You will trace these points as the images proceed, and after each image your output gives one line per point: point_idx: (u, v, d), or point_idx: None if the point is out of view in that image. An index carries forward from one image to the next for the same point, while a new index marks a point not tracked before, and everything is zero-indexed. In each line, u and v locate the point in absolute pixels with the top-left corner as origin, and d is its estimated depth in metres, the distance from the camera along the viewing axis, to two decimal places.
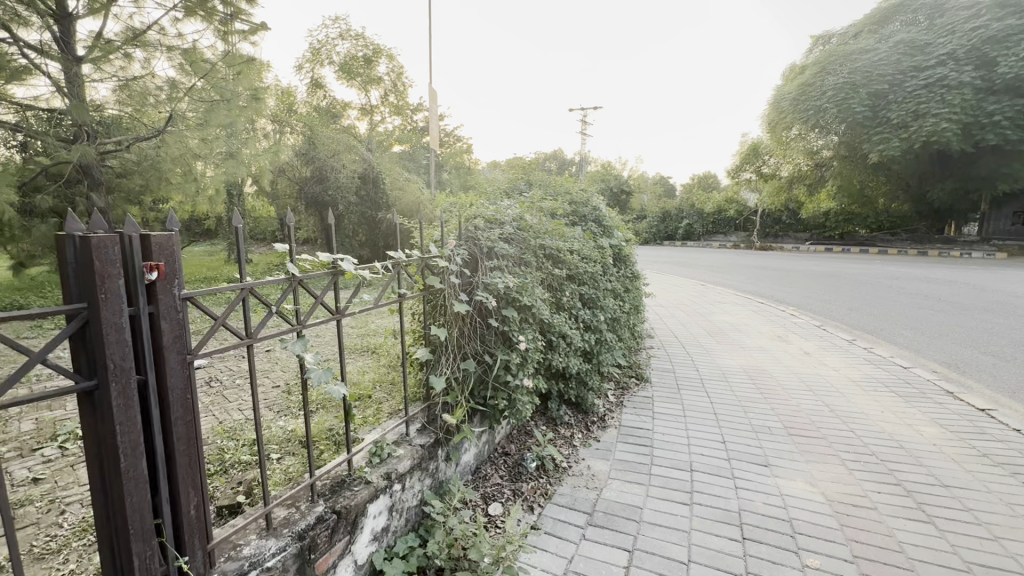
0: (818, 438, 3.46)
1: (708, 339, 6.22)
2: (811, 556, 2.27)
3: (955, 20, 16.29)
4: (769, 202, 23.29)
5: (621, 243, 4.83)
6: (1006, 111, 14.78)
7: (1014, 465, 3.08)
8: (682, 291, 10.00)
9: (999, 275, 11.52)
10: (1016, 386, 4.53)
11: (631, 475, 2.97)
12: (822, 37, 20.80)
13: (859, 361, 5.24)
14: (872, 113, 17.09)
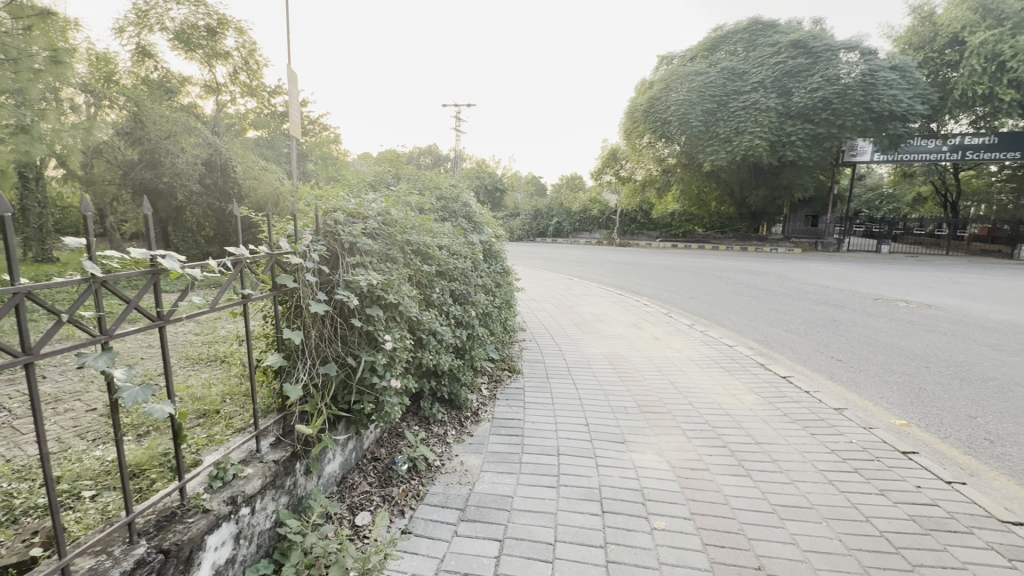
0: (665, 413, 3.90)
1: (574, 329, 6.64)
2: (658, 519, 2.55)
3: (764, 55, 19.55)
4: (626, 203, 25.76)
5: (491, 239, 4.90)
6: (799, 133, 18.17)
7: (805, 420, 3.80)
8: (551, 285, 10.52)
9: (796, 266, 14.15)
10: (807, 355, 5.61)
11: (503, 465, 3.05)
12: (666, 58, 23.44)
13: (697, 342, 6.05)
14: (705, 128, 19.64)
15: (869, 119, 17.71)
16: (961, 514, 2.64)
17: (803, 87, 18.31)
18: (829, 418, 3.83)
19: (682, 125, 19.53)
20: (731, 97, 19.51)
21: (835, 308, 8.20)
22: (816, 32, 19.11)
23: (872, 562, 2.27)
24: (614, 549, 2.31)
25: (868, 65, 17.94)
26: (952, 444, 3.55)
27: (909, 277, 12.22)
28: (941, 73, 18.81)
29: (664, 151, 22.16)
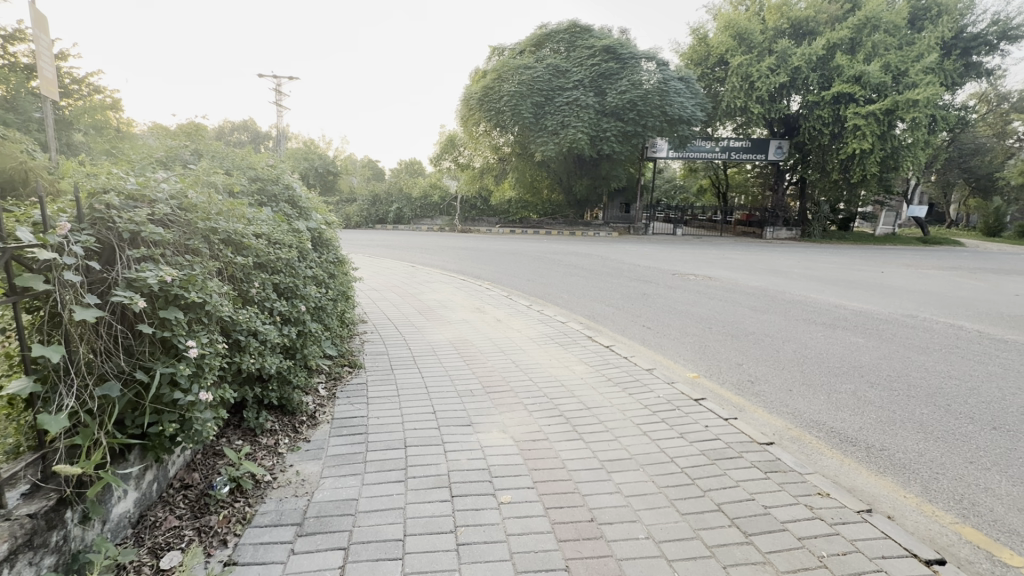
0: (508, 391, 4.09)
1: (418, 317, 6.53)
2: (505, 493, 2.67)
3: (582, 56, 21.45)
4: (466, 190, 26.23)
5: (320, 226, 4.49)
6: (613, 130, 20.54)
7: (625, 382, 4.36)
8: (392, 273, 10.14)
9: (615, 248, 16.02)
10: (625, 326, 6.42)
11: (346, 467, 2.87)
12: (498, 49, 24.17)
13: (534, 321, 6.46)
14: (535, 119, 20.86)
15: (664, 121, 20.81)
16: (735, 442, 3.31)
17: (614, 89, 20.71)
18: (642, 378, 4.45)
19: (515, 116, 20.42)
20: (556, 93, 21.10)
21: (645, 283, 9.51)
22: (623, 41, 21.60)
23: (677, 495, 2.71)
24: (464, 532, 2.35)
25: (662, 74, 20.98)
26: (728, 388, 4.43)
27: (695, 254, 14.78)
28: (713, 87, 23.06)
29: (500, 139, 23.08)
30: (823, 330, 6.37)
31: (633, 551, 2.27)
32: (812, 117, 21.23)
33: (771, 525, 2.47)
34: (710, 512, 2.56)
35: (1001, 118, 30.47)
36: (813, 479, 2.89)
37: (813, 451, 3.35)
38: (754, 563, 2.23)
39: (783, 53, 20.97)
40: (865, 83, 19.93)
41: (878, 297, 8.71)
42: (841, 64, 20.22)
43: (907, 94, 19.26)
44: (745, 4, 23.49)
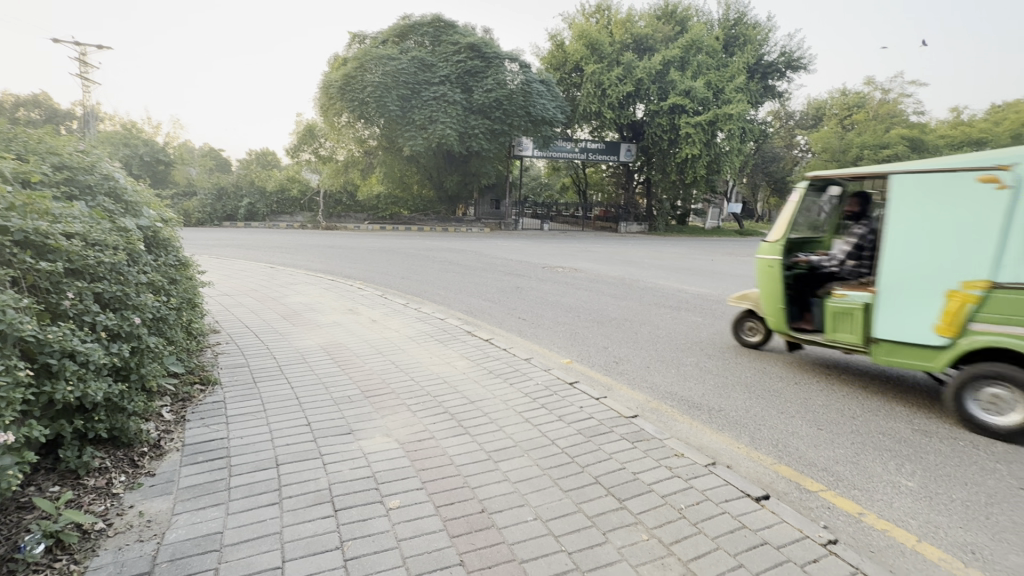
0: (388, 393, 3.96)
1: (282, 323, 5.94)
2: (393, 498, 2.58)
3: (447, 51, 21.35)
4: (329, 183, 24.54)
5: (154, 224, 3.83)
6: (481, 128, 20.92)
7: (505, 373, 4.50)
8: (248, 276, 9.07)
9: (488, 243, 16.35)
10: (502, 319, 6.60)
11: (205, 498, 2.52)
12: (359, 36, 22.98)
13: (412, 320, 6.32)
14: (402, 112, 20.32)
15: (528, 121, 21.84)
16: (605, 418, 3.63)
17: (481, 87, 21.10)
18: (521, 367, 4.63)
19: (379, 108, 19.66)
20: (423, 86, 20.70)
21: (519, 277, 9.87)
22: (487, 40, 21.99)
23: (560, 475, 2.88)
24: (351, 545, 2.22)
25: (525, 76, 21.87)
26: (598, 370, 4.82)
27: (562, 248, 15.76)
28: (570, 91, 24.70)
29: (365, 132, 22.06)
30: (671, 312, 7.27)
31: (522, 535, 2.37)
32: (654, 124, 23.93)
33: (640, 489, 2.76)
34: (588, 486, 2.78)
35: (789, 132, 37.65)
36: (670, 443, 3.29)
37: (669, 419, 3.81)
38: (628, 524, 2.47)
39: (629, 65, 23.34)
40: (693, 97, 23.11)
41: (711, 281, 10.20)
42: (674, 79, 23.08)
43: (724, 109, 22.83)
44: (595, 16, 25.44)
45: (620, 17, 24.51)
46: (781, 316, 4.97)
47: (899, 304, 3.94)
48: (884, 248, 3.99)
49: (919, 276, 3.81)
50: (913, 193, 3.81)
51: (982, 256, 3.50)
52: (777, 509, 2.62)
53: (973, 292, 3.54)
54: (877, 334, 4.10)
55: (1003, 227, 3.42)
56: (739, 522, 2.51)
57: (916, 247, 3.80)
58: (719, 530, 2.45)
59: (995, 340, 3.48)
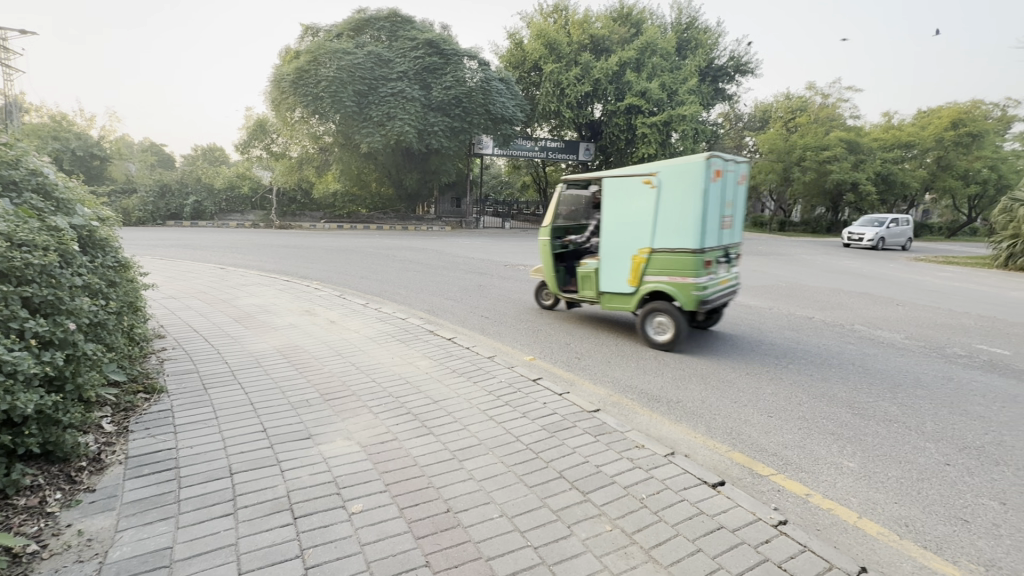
0: (349, 395, 3.86)
1: (234, 326, 5.68)
2: (355, 503, 2.52)
3: (404, 46, 20.99)
4: (283, 180, 23.70)
5: (89, 223, 3.57)
6: (440, 125, 20.70)
7: (468, 372, 4.48)
8: (195, 277, 8.62)
9: (449, 242, 16.24)
10: (465, 317, 6.58)
11: (152, 512, 2.38)
12: (312, 28, 22.27)
13: (372, 320, 6.19)
14: (358, 108, 19.87)
15: (488, 119, 21.81)
16: (568, 413, 3.69)
17: (439, 84, 20.87)
18: (484, 365, 4.63)
19: (335, 104, 19.13)
20: (380, 82, 20.27)
21: (480, 275, 9.86)
22: (445, 36, 21.78)
23: (524, 471, 2.91)
24: (312, 553, 2.16)
25: (484, 73, 21.81)
26: (560, 366, 4.88)
27: (523, 246, 15.85)
28: (529, 90, 24.86)
29: (319, 128, 21.37)
30: None
31: (488, 532, 2.37)
32: (611, 123, 24.41)
33: (603, 481, 2.82)
34: (553, 480, 2.81)
35: (738, 133, 39.30)
36: (631, 435, 3.37)
37: (630, 412, 3.91)
38: (593, 516, 2.52)
39: (586, 65, 23.70)
40: (648, 98, 23.73)
41: None
42: (630, 80, 23.58)
43: (678, 110, 23.54)
44: (553, 16, 25.66)
45: (577, 17, 24.83)
46: (556, 282, 6.66)
47: (612, 266, 5.84)
48: (603, 229, 5.85)
49: (621, 246, 5.70)
50: (612, 191, 5.67)
51: (646, 234, 5.46)
52: (732, 494, 2.74)
53: (645, 255, 5.49)
54: (603, 289, 5.97)
55: (653, 214, 5.37)
56: (697, 509, 2.61)
57: (618, 227, 5.69)
58: (679, 517, 2.53)
59: (655, 285, 5.45)
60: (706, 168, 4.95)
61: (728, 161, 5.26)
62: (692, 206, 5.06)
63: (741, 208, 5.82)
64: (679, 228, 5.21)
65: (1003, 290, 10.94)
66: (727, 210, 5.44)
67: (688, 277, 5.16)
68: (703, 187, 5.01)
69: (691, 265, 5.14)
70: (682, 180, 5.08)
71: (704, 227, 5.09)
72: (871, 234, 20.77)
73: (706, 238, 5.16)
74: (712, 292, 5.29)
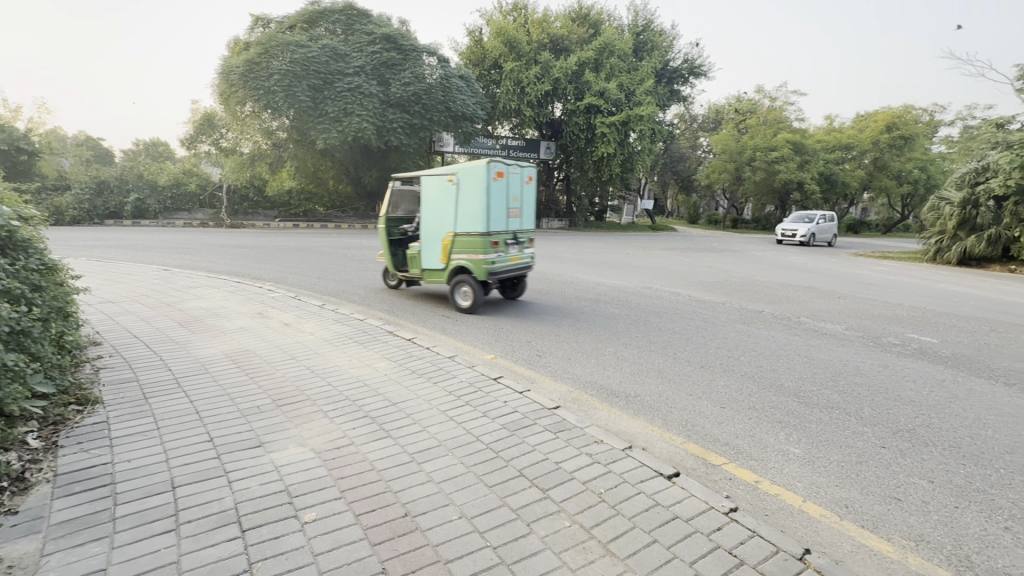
0: (303, 400, 3.74)
1: (179, 331, 5.38)
2: (308, 512, 2.44)
3: (361, 41, 20.47)
4: (233, 177, 22.72)
5: (10, 222, 3.28)
6: (399, 122, 20.31)
7: (428, 372, 4.43)
8: (136, 280, 8.12)
9: None
10: (425, 317, 6.49)
11: (84, 532, 2.22)
12: (262, 19, 21.41)
13: (328, 322, 6.01)
14: (313, 104, 19.26)
15: (448, 116, 21.59)
16: (528, 411, 3.70)
17: (398, 80, 20.47)
18: (445, 366, 4.58)
19: (288, 98, 18.47)
20: (336, 77, 19.62)
21: None
22: (403, 32, 21.40)
23: (484, 470, 2.89)
24: (262, 566, 2.07)
25: (444, 70, 21.56)
26: (521, 364, 4.89)
27: None
28: (490, 88, 24.82)
29: (272, 123, 20.58)
30: (590, 304, 7.56)
31: (446, 535, 2.34)
32: (571, 123, 24.72)
33: (562, 478, 2.84)
34: (513, 479, 2.81)
35: (693, 134, 40.58)
36: (591, 431, 3.41)
37: (589, 407, 3.96)
38: (552, 513, 2.54)
39: (546, 64, 23.85)
40: (607, 98, 24.11)
41: (626, 274, 10.75)
42: (589, 80, 23.91)
43: (635, 110, 24.04)
44: (512, 15, 25.68)
45: (536, 16, 24.93)
46: (392, 263, 7.98)
47: (429, 247, 7.22)
48: (423, 217, 7.18)
49: (434, 231, 7.07)
50: (426, 186, 6.98)
51: (450, 221, 6.88)
52: (686, 484, 2.82)
53: (451, 237, 6.90)
54: (424, 266, 7.35)
55: (453, 206, 6.81)
56: (653, 501, 2.67)
57: (432, 216, 7.05)
58: (635, 510, 2.59)
59: (458, 261, 6.90)
60: (486, 170, 6.42)
61: (510, 165, 6.77)
62: (479, 199, 6.54)
63: (529, 202, 7.40)
64: (470, 216, 6.70)
65: (931, 283, 11.79)
66: (512, 203, 6.97)
67: (479, 255, 6.64)
68: (485, 185, 6.49)
69: (481, 245, 6.63)
70: (472, 179, 6.50)
71: (488, 215, 6.59)
72: (803, 231, 21.76)
73: (491, 224, 6.67)
74: (501, 266, 6.81)
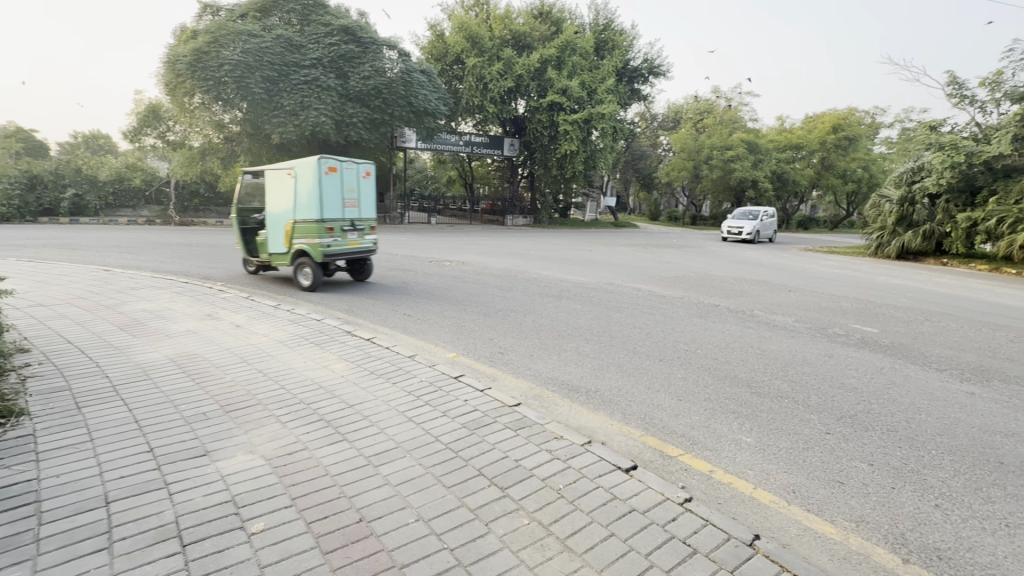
0: (253, 405, 3.58)
1: (119, 336, 5.05)
2: (255, 522, 2.33)
3: (318, 32, 19.84)
4: (182, 173, 21.65)
5: None
6: (359, 116, 19.79)
7: (387, 372, 4.34)
8: (73, 281, 7.59)
9: None
10: (386, 316, 6.37)
11: (2, 557, 2.04)
12: (211, 6, 20.40)
13: (283, 323, 5.79)
14: (267, 96, 18.53)
15: (409, 111, 21.20)
16: (488, 409, 3.67)
17: (357, 73, 19.96)
18: (404, 365, 4.50)
19: (240, 90, 17.68)
20: (291, 69, 18.96)
21: (403, 272, 9.60)
22: (362, 24, 20.86)
23: (442, 471, 2.85)
24: None
25: (404, 64, 21.15)
26: (483, 361, 4.86)
27: (449, 242, 15.67)
28: (452, 84, 24.58)
29: (224, 116, 19.70)
30: (553, 301, 7.60)
31: (402, 539, 2.28)
32: (534, 120, 24.88)
33: (521, 475, 2.83)
34: (472, 479, 2.78)
35: (653, 133, 41.47)
36: (550, 427, 3.42)
37: (550, 403, 3.97)
38: (510, 511, 2.52)
39: (508, 61, 23.80)
40: (569, 95, 24.24)
41: (588, 270, 10.87)
42: (551, 78, 24.01)
43: (597, 109, 24.25)
44: (474, 10, 25.47)
45: (498, 13, 24.83)
46: (246, 250, 8.54)
47: (274, 233, 7.91)
48: (269, 207, 7.88)
49: (278, 219, 7.81)
50: (270, 178, 7.72)
51: (290, 209, 7.60)
52: (643, 477, 2.86)
53: (291, 224, 7.63)
54: (271, 251, 8.01)
55: (292, 196, 7.55)
56: (611, 494, 2.70)
57: (276, 205, 7.78)
58: (593, 505, 2.60)
59: (297, 246, 7.65)
60: (316, 164, 7.21)
61: (344, 161, 7.57)
62: (313, 189, 7.35)
63: (371, 195, 8.22)
64: (308, 205, 7.48)
65: (872, 276, 12.49)
66: (349, 195, 7.78)
67: (315, 240, 7.46)
68: (318, 178, 7.29)
69: (316, 231, 7.45)
70: (306, 172, 7.28)
71: (321, 204, 7.38)
72: (749, 229, 22.22)
73: (325, 212, 7.48)
74: (337, 249, 7.64)
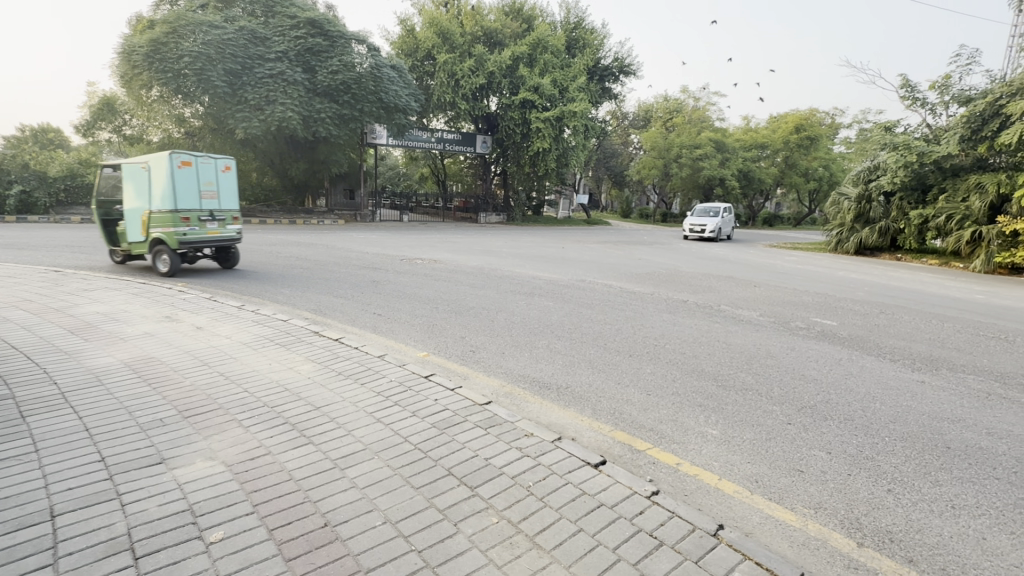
0: (214, 409, 3.46)
1: (69, 340, 4.80)
2: (214, 531, 2.25)
3: (283, 25, 19.29)
4: None
5: None
6: (328, 111, 19.34)
7: (356, 372, 4.26)
8: (18, 283, 7.16)
9: (342, 236, 15.34)
10: (355, 315, 6.25)
11: None
12: None
13: (247, 324, 5.62)
14: (231, 90, 17.90)
15: (380, 107, 20.82)
16: (458, 408, 3.64)
17: (324, 68, 19.51)
18: (373, 365, 4.42)
19: (201, 83, 17.02)
20: (256, 62, 18.35)
21: (373, 270, 9.44)
22: (329, 17, 20.34)
23: (411, 472, 2.81)
24: None
25: (374, 59, 20.75)
26: (454, 360, 4.83)
27: (421, 240, 15.49)
28: (423, 80, 24.27)
29: (184, 110, 18.94)
30: (525, 298, 7.61)
31: (369, 543, 2.24)
32: (507, 117, 24.86)
33: (491, 474, 2.82)
34: (441, 479, 2.75)
35: (624, 131, 41.98)
36: (522, 425, 3.42)
37: (521, 401, 3.97)
38: (479, 510, 2.51)
39: (480, 57, 23.64)
40: (541, 93, 24.23)
41: (560, 267, 10.93)
42: (524, 75, 24.00)
43: (569, 106, 24.20)
44: (445, 6, 25.21)
45: (469, 9, 24.65)
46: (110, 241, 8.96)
47: (131, 224, 8.46)
48: (127, 199, 8.46)
49: (133, 211, 8.39)
50: (126, 172, 8.34)
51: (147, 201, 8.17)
52: (612, 472, 2.89)
53: (147, 215, 8.20)
54: (130, 241, 8.53)
55: (149, 189, 8.15)
56: (580, 490, 2.72)
57: (131, 197, 8.37)
58: (562, 501, 2.61)
59: (155, 234, 8.22)
60: (168, 159, 7.91)
61: (199, 156, 8.32)
62: (166, 182, 8.03)
63: (231, 188, 8.93)
64: (162, 197, 8.11)
65: (833, 271, 12.96)
66: (205, 187, 8.48)
67: (170, 227, 8.07)
68: (171, 171, 7.99)
69: (171, 220, 8.07)
70: (158, 165, 7.98)
71: (174, 195, 8.06)
72: (710, 227, 22.65)
73: (180, 203, 8.14)
74: (193, 237, 8.27)
